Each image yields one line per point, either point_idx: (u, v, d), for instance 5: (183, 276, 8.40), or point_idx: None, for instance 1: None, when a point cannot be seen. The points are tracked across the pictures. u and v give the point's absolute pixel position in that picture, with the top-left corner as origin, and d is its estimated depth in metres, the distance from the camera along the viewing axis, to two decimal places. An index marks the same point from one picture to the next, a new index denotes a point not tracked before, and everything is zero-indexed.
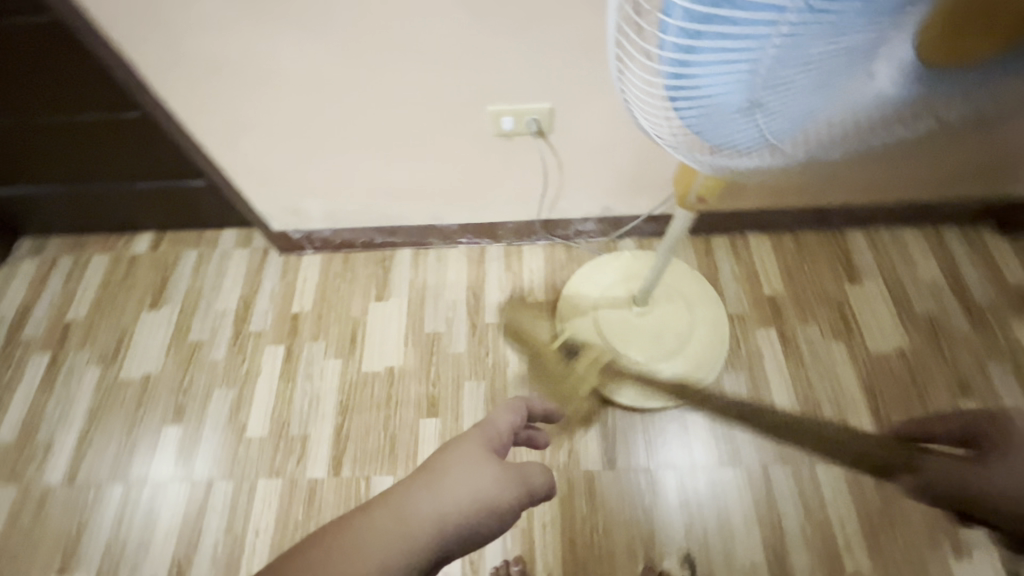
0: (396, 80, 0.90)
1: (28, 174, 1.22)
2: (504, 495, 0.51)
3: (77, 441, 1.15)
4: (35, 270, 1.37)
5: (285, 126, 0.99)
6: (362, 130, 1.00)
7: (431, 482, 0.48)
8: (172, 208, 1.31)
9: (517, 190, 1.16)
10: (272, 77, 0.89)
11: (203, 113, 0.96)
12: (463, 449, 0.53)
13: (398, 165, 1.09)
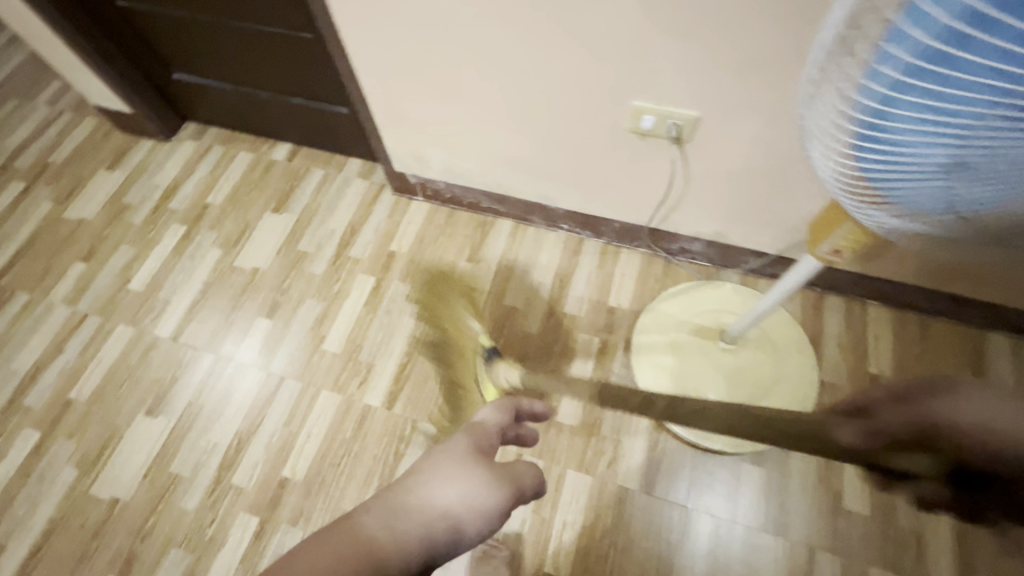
0: (552, 57, 0.89)
1: (207, 66, 1.37)
2: (489, 498, 0.61)
3: (188, 306, 1.31)
4: (193, 151, 1.55)
5: (434, 78, 1.03)
6: (504, 99, 1.01)
7: (420, 489, 0.57)
8: (312, 126, 1.42)
9: (633, 192, 1.13)
10: (435, 27, 0.92)
11: (365, 48, 1.02)
12: (449, 459, 0.62)
13: (526, 139, 1.10)
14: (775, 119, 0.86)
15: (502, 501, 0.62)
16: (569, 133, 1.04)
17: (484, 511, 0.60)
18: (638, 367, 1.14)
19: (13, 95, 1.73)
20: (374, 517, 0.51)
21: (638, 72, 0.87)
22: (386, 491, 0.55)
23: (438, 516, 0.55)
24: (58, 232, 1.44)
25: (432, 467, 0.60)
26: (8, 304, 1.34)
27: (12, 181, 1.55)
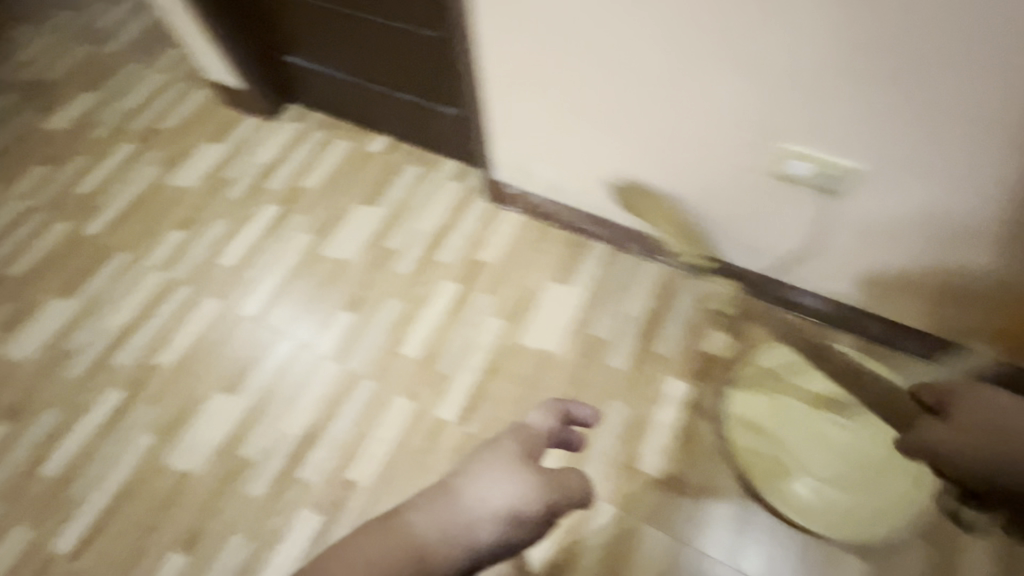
0: (720, 84, 0.87)
1: (320, 51, 1.37)
2: (531, 500, 0.67)
3: (274, 288, 1.31)
4: (294, 133, 1.56)
5: (573, 96, 1.01)
6: (647, 123, 0.98)
7: (465, 492, 0.65)
8: (414, 122, 1.40)
9: (754, 239, 1.07)
10: (595, 42, 0.91)
11: (506, 54, 1.01)
12: (492, 461, 0.69)
13: (654, 168, 1.05)
14: (939, 184, 0.83)
15: (548, 502, 0.68)
16: (706, 168, 0.99)
17: (526, 513, 0.66)
18: (739, 397, 1.07)
19: (132, 58, 1.80)
20: (424, 517, 0.62)
21: (809, 112, 0.83)
22: (434, 489, 0.65)
23: (472, 519, 0.63)
24: (160, 198, 1.48)
25: (476, 470, 0.68)
26: (108, 262, 1.39)
27: (123, 142, 1.61)
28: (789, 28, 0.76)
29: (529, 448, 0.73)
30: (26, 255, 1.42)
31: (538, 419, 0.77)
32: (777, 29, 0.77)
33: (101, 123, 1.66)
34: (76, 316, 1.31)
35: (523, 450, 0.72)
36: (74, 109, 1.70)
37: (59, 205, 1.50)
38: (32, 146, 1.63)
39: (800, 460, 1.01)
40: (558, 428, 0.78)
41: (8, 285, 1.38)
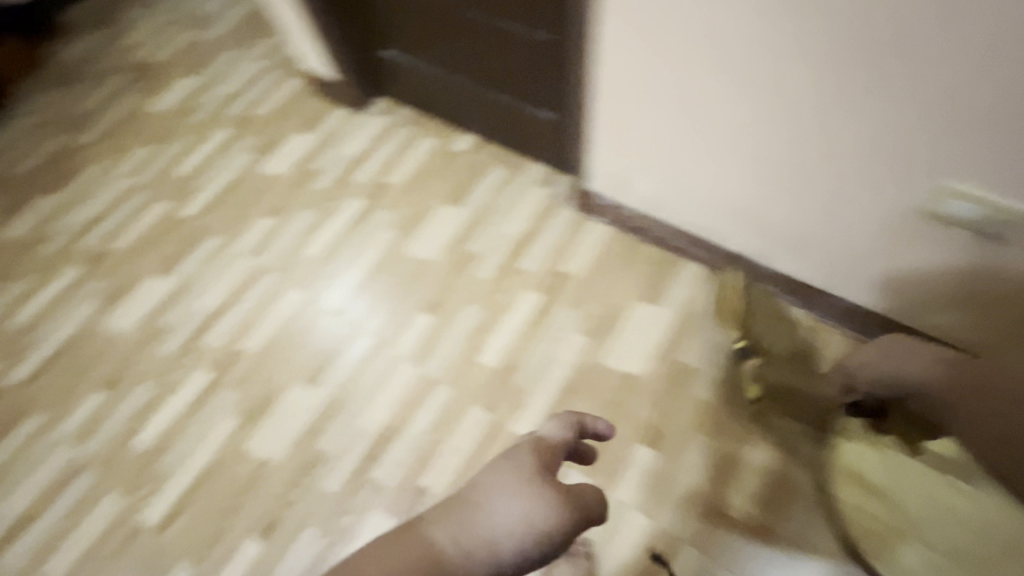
0: (884, 117, 0.84)
1: (421, 48, 1.36)
2: (557, 520, 0.52)
3: (356, 282, 1.32)
4: (381, 127, 1.57)
5: (702, 115, 0.99)
6: (790, 154, 0.96)
7: (477, 509, 0.52)
8: (506, 125, 1.37)
9: (888, 282, 1.02)
10: (740, 63, 0.89)
11: (635, 68, 0.99)
12: (507, 477, 0.55)
13: (787, 201, 1.02)
14: None
15: (570, 523, 0.54)
16: (849, 202, 0.96)
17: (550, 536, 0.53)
18: (846, 447, 0.99)
19: (231, 44, 1.85)
20: (440, 529, 0.50)
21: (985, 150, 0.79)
22: (450, 499, 0.53)
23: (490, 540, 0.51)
24: (251, 185, 1.52)
25: (490, 480, 0.55)
26: (201, 245, 1.44)
27: (220, 127, 1.66)
28: (975, 63, 0.73)
29: (547, 457, 0.58)
30: (128, 232, 1.49)
31: (552, 430, 0.62)
32: (958, 65, 0.74)
33: (200, 107, 1.71)
34: (170, 295, 1.37)
35: (539, 462, 0.57)
36: (177, 92, 1.77)
37: (159, 185, 1.57)
38: (137, 126, 1.71)
39: (912, 518, 0.93)
40: (573, 441, 0.63)
41: (110, 259, 1.45)
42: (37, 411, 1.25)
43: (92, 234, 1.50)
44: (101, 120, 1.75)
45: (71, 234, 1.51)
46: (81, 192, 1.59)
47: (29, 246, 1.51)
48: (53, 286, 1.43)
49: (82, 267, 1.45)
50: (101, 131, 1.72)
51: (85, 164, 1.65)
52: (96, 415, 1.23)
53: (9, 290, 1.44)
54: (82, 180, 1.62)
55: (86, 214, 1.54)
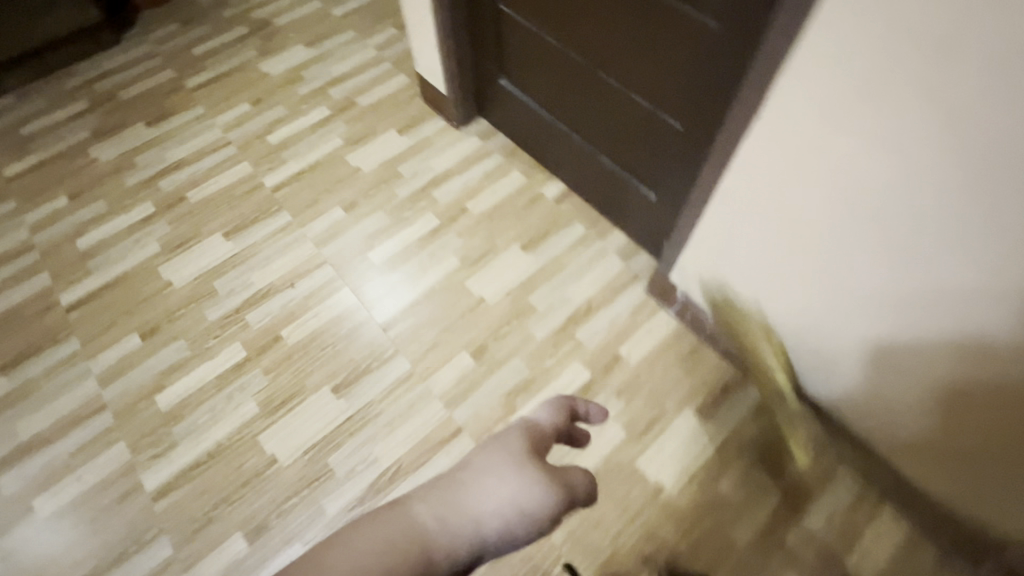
0: (884, 189, 0.74)
1: (534, 88, 1.33)
2: (541, 499, 0.60)
3: (409, 302, 1.29)
4: (474, 149, 1.55)
5: (809, 249, 0.89)
6: (797, 218, 0.88)
7: (469, 483, 0.59)
8: (599, 184, 1.33)
9: (894, 371, 0.90)
10: (863, 215, 0.78)
11: (746, 183, 0.92)
12: (502, 458, 0.61)
13: (795, 265, 0.93)
14: None
15: (554, 500, 0.61)
16: (860, 270, 0.85)
17: (535, 511, 0.59)
18: None
19: (352, 26, 1.87)
20: (426, 508, 0.54)
21: (994, 216, 0.65)
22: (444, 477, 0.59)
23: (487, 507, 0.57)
24: (335, 172, 1.52)
25: (477, 466, 0.60)
26: (271, 218, 1.44)
27: (320, 105, 1.67)
28: None
29: (531, 445, 0.65)
30: (207, 185, 1.51)
31: (539, 417, 0.70)
32: None
33: (308, 80, 1.73)
34: (229, 259, 1.37)
35: (528, 447, 0.64)
36: (290, 59, 1.79)
37: (249, 146, 1.58)
38: (244, 81, 1.74)
39: None
40: (562, 429, 0.72)
41: (184, 206, 1.47)
42: (76, 338, 1.27)
43: (174, 176, 1.53)
44: (212, 66, 1.79)
45: (155, 171, 1.54)
46: (174, 132, 1.62)
47: (114, 171, 1.54)
48: (123, 219, 1.45)
49: (157, 206, 1.47)
50: (210, 77, 1.76)
51: (186, 106, 1.68)
52: (128, 360, 1.23)
53: (85, 210, 1.47)
54: (179, 121, 1.65)
55: (174, 156, 1.57)
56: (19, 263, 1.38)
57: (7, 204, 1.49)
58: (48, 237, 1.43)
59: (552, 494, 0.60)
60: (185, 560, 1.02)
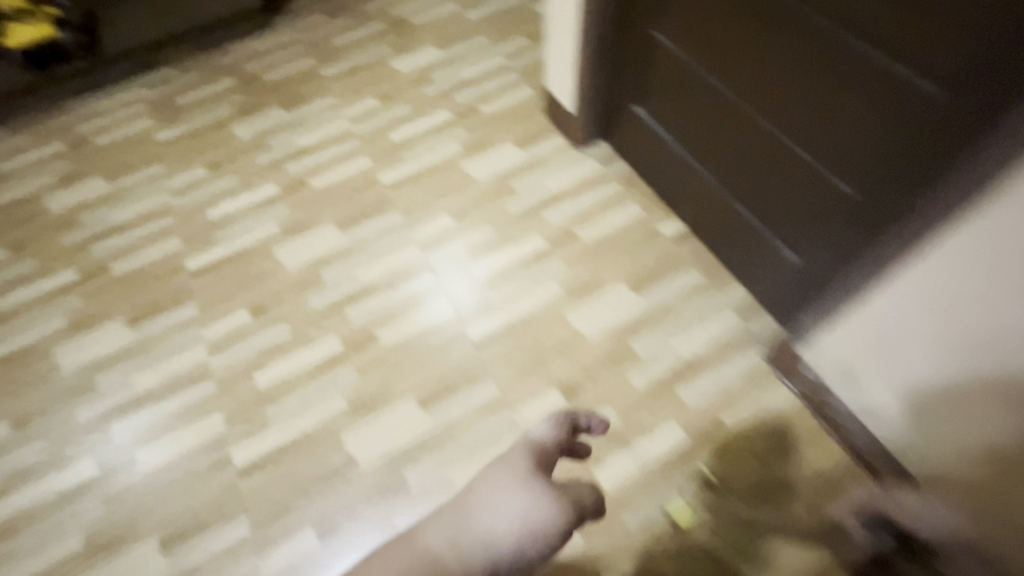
0: None
1: (673, 122, 1.26)
2: (538, 514, 0.74)
3: (504, 324, 1.26)
4: (593, 172, 1.48)
5: (1004, 359, 0.77)
6: (997, 320, 0.76)
7: (473, 509, 0.76)
8: (728, 234, 1.24)
9: (987, 450, 0.82)
10: None
11: (939, 267, 0.81)
12: (504, 481, 0.78)
13: (911, 317, 0.87)
14: None
15: (557, 514, 0.75)
16: (987, 334, 0.78)
17: (537, 528, 0.74)
18: None
19: (484, 31, 1.87)
20: (441, 529, 0.74)
21: None
22: (449, 508, 0.78)
23: (487, 528, 0.74)
24: (448, 178, 1.52)
25: (484, 491, 0.77)
26: (383, 215, 1.46)
27: (443, 108, 1.68)
28: None
29: (534, 462, 0.81)
30: (329, 173, 1.56)
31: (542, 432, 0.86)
32: None
33: (435, 81, 1.75)
34: (339, 251, 1.40)
35: (529, 464, 0.80)
36: (421, 58, 1.82)
37: (371, 141, 1.62)
38: (375, 76, 1.78)
39: None
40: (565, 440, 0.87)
41: (305, 191, 1.53)
42: (195, 304, 1.35)
43: (300, 161, 1.59)
44: (349, 58, 1.85)
45: (284, 154, 1.61)
46: (306, 118, 1.70)
47: (248, 149, 1.64)
48: (250, 195, 1.53)
49: (281, 188, 1.54)
50: (345, 68, 1.82)
51: (321, 94, 1.76)
52: (237, 334, 1.29)
53: (218, 182, 1.57)
54: (312, 108, 1.72)
55: (303, 141, 1.64)
56: (158, 225, 1.50)
57: (155, 168, 1.62)
58: (184, 203, 1.53)
59: (551, 510, 0.74)
60: (259, 543, 1.05)
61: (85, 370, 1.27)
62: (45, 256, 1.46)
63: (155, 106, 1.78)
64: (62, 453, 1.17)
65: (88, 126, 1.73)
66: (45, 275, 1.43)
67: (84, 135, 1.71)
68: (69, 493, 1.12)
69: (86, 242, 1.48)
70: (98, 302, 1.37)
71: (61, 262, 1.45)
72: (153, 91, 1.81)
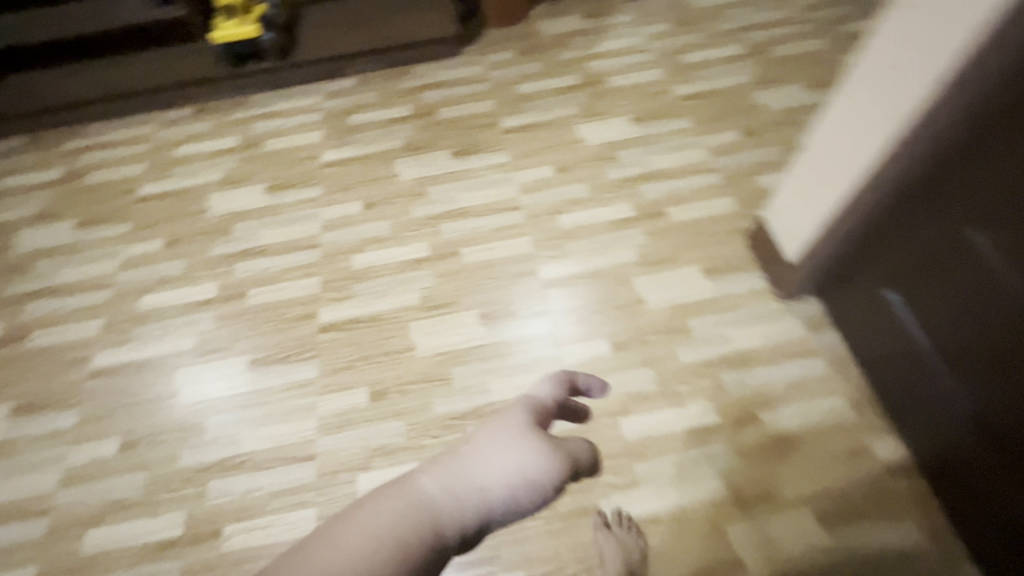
0: None
1: (948, 337, 0.92)
2: (543, 469, 0.59)
3: (646, 511, 1.04)
4: (793, 337, 1.20)
5: None
6: None
7: (466, 461, 0.58)
8: (980, 506, 0.91)
9: None
10: None
11: None
12: (504, 436, 0.61)
13: None
14: None
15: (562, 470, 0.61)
16: None
17: (539, 483, 0.58)
18: None
19: (690, 114, 1.62)
20: (431, 480, 0.55)
21: None
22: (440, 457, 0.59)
23: (480, 484, 0.56)
24: (614, 291, 1.30)
25: (479, 445, 0.60)
26: (532, 317, 1.28)
27: (626, 199, 1.46)
28: None
29: (536, 417, 0.65)
30: (484, 248, 1.40)
31: (542, 390, 0.69)
32: None
33: (621, 162, 1.53)
34: (476, 347, 1.25)
35: (530, 420, 0.64)
36: (611, 130, 1.61)
37: (536, 219, 1.44)
38: (557, 140, 1.60)
39: None
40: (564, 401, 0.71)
41: (454, 261, 1.39)
42: (316, 365, 1.26)
43: (456, 223, 1.45)
44: (531, 110, 1.68)
45: (442, 211, 1.48)
46: (473, 172, 1.55)
47: (408, 194, 1.52)
48: (396, 250, 1.42)
49: (431, 251, 1.41)
50: (525, 121, 1.65)
51: (494, 147, 1.60)
52: (351, 416, 1.18)
53: (369, 225, 1.47)
54: (482, 162, 1.57)
55: (464, 200, 1.50)
56: (302, 257, 1.43)
57: (313, 189, 1.56)
58: (332, 239, 1.45)
59: (556, 467, 0.59)
60: None
61: (198, 405, 1.22)
62: (193, 260, 1.45)
63: (328, 119, 1.72)
64: (156, 496, 1.12)
65: (263, 126, 1.72)
66: (187, 282, 1.41)
67: (258, 136, 1.70)
68: (152, 547, 1.07)
69: (233, 256, 1.45)
70: (227, 330, 1.32)
71: (206, 272, 1.43)
72: (330, 101, 1.76)
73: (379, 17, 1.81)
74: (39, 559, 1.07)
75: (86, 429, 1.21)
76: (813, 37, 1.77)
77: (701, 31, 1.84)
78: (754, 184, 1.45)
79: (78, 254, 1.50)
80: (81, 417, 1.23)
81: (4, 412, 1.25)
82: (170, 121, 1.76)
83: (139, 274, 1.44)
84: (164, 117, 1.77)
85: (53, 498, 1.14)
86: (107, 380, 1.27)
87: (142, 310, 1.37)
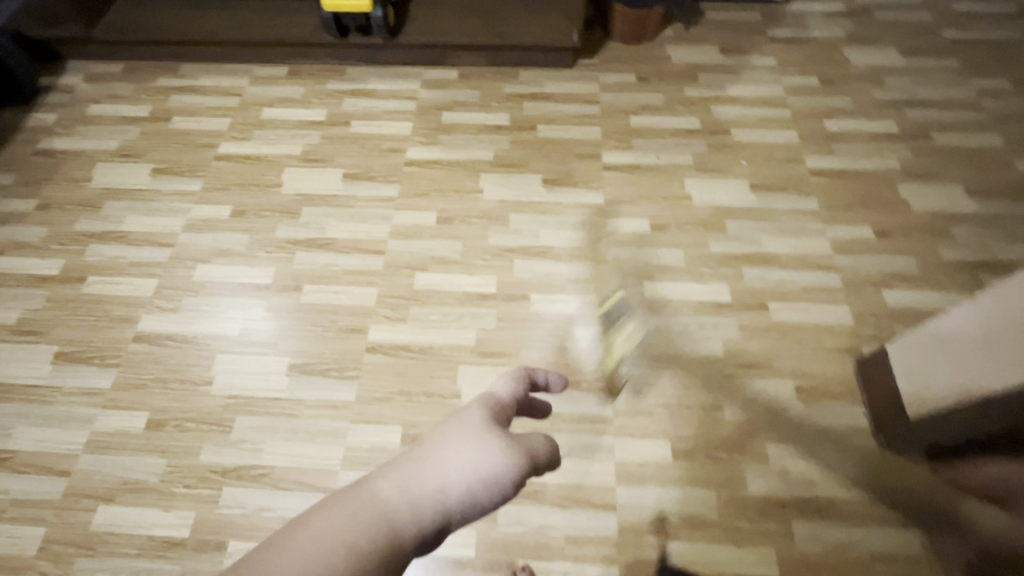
0: None
1: None
2: (507, 462, 0.43)
3: None
4: (889, 499, 1.04)
5: None
6: None
7: (424, 455, 0.42)
8: None
9: None
10: None
11: None
12: (456, 425, 0.45)
13: None
14: None
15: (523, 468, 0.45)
16: None
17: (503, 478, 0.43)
18: None
19: (818, 193, 1.42)
20: (381, 483, 0.40)
21: None
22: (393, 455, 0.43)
23: (439, 482, 0.41)
24: (689, 387, 1.16)
25: (431, 435, 0.44)
26: (592, 392, 1.16)
27: (724, 279, 1.29)
28: None
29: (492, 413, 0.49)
30: (557, 299, 1.28)
31: (498, 385, 0.52)
32: None
33: (727, 233, 1.36)
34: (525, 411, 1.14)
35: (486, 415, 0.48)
36: (724, 192, 1.43)
37: (620, 279, 1.30)
38: (661, 191, 1.43)
39: None
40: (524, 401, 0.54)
41: (521, 305, 1.27)
42: (355, 388, 1.18)
43: (532, 262, 1.33)
44: (639, 148, 1.51)
45: (519, 244, 1.36)
46: (561, 207, 1.41)
47: (487, 217, 1.40)
48: (463, 278, 1.31)
49: (499, 289, 1.29)
50: (629, 160, 1.49)
51: (589, 182, 1.46)
52: (380, 456, 1.10)
53: (441, 242, 1.36)
54: (574, 198, 1.43)
55: (547, 237, 1.37)
56: (365, 262, 1.34)
57: (390, 187, 1.46)
58: (399, 248, 1.36)
59: (515, 459, 0.44)
60: None
61: (231, 401, 1.17)
62: (256, 237, 1.39)
63: (421, 111, 1.61)
64: (172, 489, 1.08)
65: (354, 104, 1.62)
66: (245, 261, 1.35)
67: (346, 114, 1.61)
68: (157, 543, 1.04)
69: (296, 243, 1.38)
70: (275, 325, 1.26)
71: (267, 253, 1.36)
72: (427, 92, 1.64)
73: (497, 9, 1.66)
74: (50, 523, 1.06)
75: (119, 396, 1.19)
76: (983, 129, 1.51)
77: (851, 95, 1.60)
78: (878, 299, 1.25)
79: (149, 203, 1.46)
80: (117, 381, 1.20)
81: (48, 355, 1.24)
82: (263, 78, 1.69)
83: (202, 239, 1.39)
84: (258, 73, 1.70)
85: (75, 461, 1.12)
86: (149, 347, 1.24)
87: (197, 280, 1.33)
